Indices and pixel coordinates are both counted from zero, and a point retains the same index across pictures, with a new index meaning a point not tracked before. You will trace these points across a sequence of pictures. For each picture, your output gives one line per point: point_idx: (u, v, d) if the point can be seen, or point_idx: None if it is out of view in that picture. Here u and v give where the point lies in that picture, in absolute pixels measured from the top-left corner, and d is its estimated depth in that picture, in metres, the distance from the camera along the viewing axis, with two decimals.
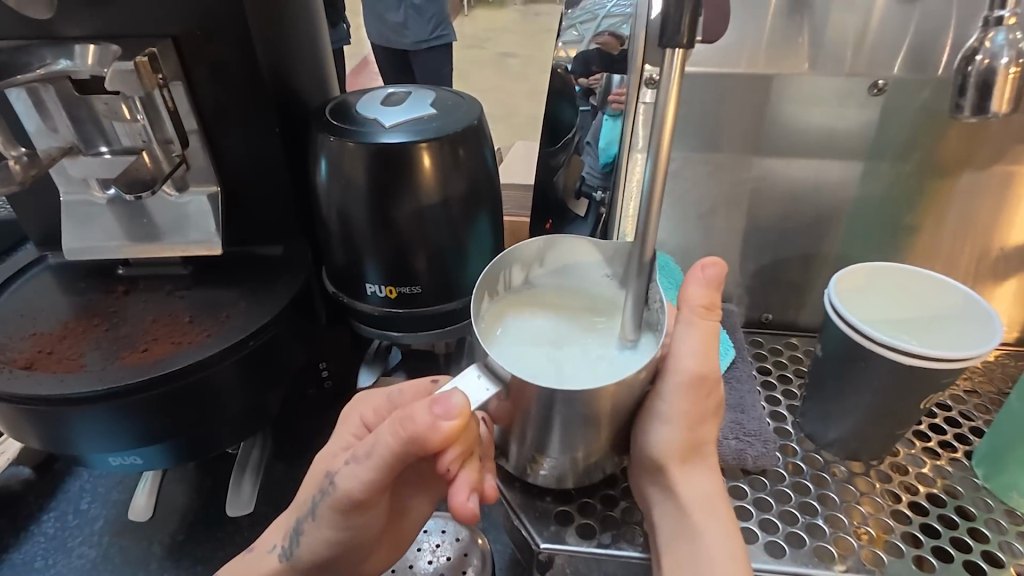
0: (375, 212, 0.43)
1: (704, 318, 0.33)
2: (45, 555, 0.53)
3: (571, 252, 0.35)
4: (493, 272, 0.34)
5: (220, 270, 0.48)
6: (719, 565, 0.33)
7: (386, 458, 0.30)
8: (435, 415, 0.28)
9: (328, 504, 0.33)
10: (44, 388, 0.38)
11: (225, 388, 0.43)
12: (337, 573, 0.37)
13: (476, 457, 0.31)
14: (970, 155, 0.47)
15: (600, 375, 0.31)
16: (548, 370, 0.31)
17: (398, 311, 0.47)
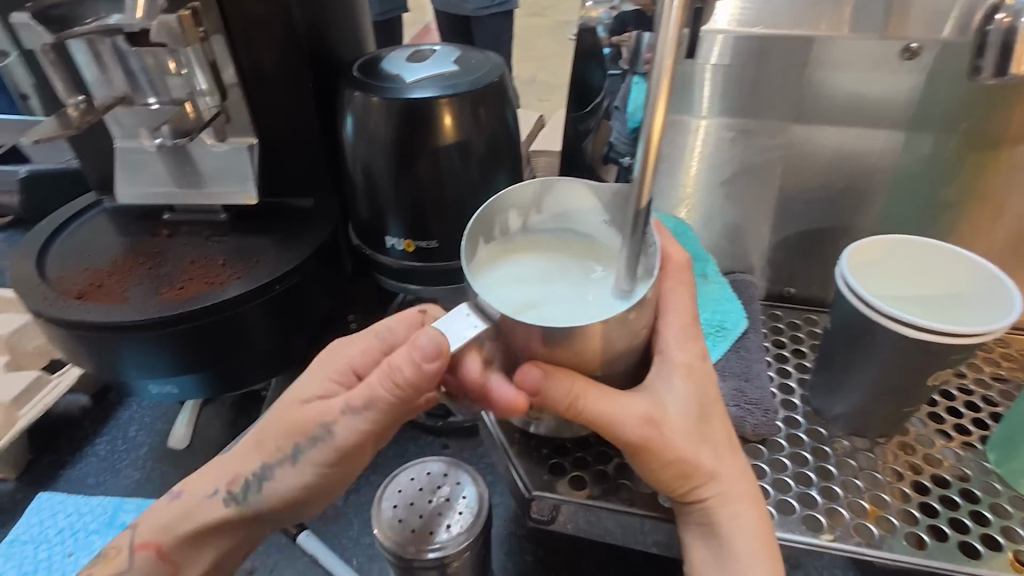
0: (397, 166, 0.44)
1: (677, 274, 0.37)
2: (96, 473, 0.58)
3: (571, 199, 0.36)
4: (490, 215, 0.35)
5: (255, 219, 0.51)
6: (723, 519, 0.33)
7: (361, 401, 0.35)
8: (415, 351, 0.31)
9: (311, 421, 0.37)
10: (93, 316, 0.42)
11: (253, 327, 0.46)
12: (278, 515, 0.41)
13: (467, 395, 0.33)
14: (1018, 126, 0.44)
15: (586, 315, 0.32)
16: (536, 313, 0.32)
17: (417, 265, 0.49)
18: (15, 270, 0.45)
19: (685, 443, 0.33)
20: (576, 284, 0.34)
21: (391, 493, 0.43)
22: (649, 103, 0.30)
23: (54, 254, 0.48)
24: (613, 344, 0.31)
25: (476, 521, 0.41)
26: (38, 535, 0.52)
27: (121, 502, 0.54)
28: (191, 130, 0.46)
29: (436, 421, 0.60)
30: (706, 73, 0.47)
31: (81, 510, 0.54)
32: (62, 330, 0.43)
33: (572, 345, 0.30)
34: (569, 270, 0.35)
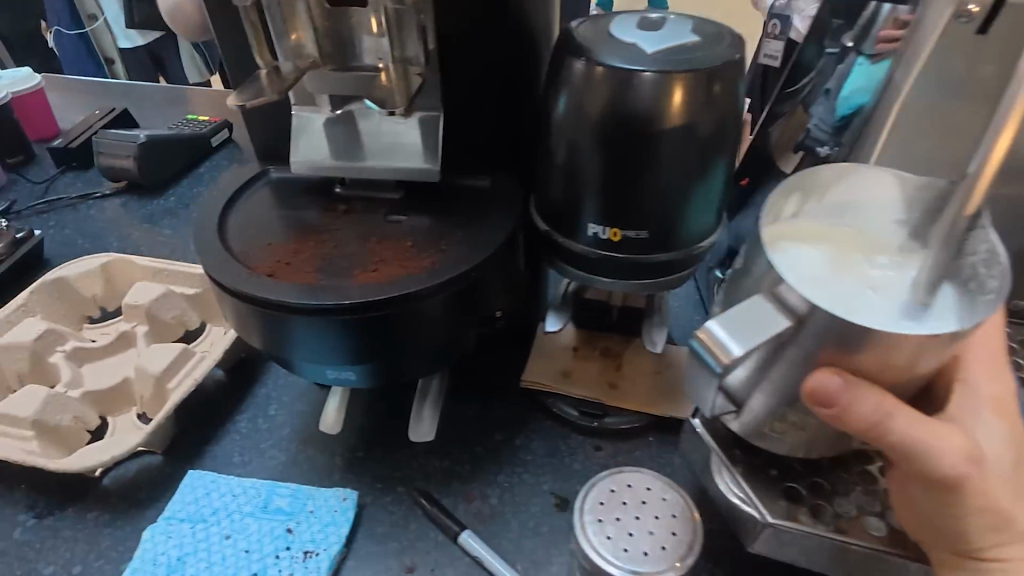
0: (614, 147, 0.40)
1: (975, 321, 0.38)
2: (241, 452, 0.57)
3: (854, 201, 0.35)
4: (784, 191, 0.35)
5: (433, 197, 0.48)
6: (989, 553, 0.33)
7: None
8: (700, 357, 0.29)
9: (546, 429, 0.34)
10: (288, 296, 0.39)
11: (445, 316, 0.42)
12: None
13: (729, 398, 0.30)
14: None
15: (886, 301, 0.30)
16: (831, 284, 0.31)
17: (615, 255, 0.45)
18: (198, 241, 0.43)
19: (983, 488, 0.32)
20: (872, 266, 0.32)
21: (593, 503, 0.40)
22: None
23: (233, 226, 0.46)
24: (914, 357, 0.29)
25: (693, 544, 0.38)
26: (195, 513, 0.51)
27: (275, 485, 0.52)
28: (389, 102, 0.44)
29: (591, 420, 0.57)
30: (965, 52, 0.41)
31: (235, 491, 0.52)
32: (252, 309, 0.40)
33: None
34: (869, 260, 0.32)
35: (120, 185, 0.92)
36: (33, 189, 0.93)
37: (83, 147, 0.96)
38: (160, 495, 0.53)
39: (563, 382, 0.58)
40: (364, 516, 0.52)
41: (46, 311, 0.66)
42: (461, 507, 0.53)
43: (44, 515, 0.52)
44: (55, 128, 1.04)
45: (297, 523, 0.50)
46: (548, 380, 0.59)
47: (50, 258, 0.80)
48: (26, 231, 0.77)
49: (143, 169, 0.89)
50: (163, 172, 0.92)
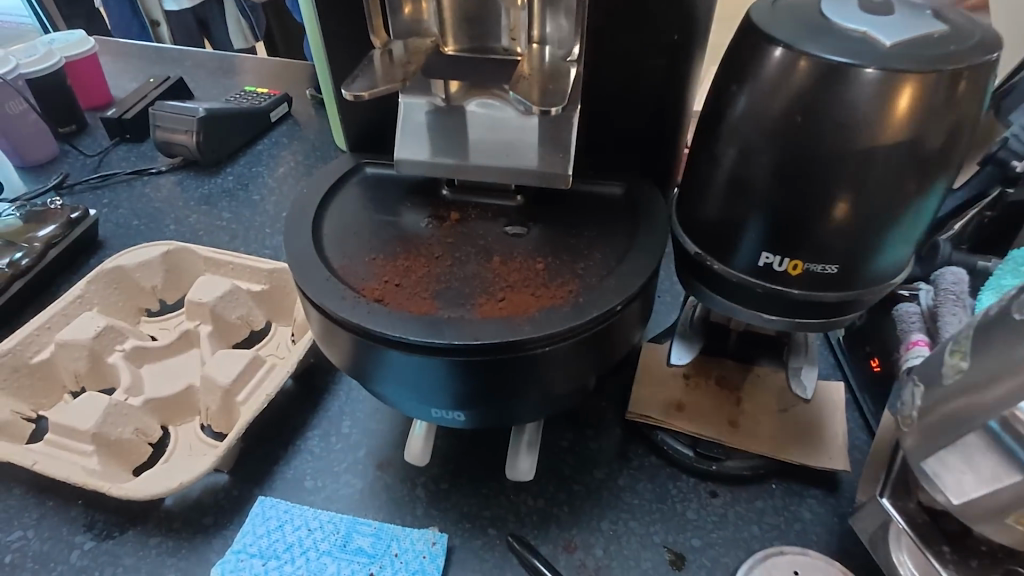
0: (806, 160, 0.33)
1: None
2: (314, 475, 0.51)
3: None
4: None
5: (559, 207, 0.41)
6: None
7: None
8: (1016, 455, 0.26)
9: None
10: (404, 331, 0.33)
11: (581, 358, 0.35)
12: None
13: None
14: None
15: None
16: None
17: (787, 290, 0.37)
18: (293, 255, 0.37)
19: None
20: None
21: None
22: None
23: (329, 235, 0.39)
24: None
25: None
26: (268, 548, 0.46)
27: (356, 522, 0.47)
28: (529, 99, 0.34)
29: (708, 464, 0.50)
30: None
31: (312, 525, 0.47)
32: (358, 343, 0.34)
33: None
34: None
35: (176, 162, 0.87)
36: (86, 162, 0.88)
37: (138, 118, 0.90)
38: (227, 522, 0.48)
39: (677, 417, 0.51)
40: (453, 563, 0.46)
41: (103, 303, 0.61)
42: (561, 558, 0.46)
43: (103, 538, 0.48)
44: (107, 95, 0.99)
45: (380, 568, 0.44)
46: (659, 414, 0.52)
47: (104, 240, 0.75)
48: (81, 211, 0.72)
49: (200, 145, 0.83)
50: (221, 149, 0.86)
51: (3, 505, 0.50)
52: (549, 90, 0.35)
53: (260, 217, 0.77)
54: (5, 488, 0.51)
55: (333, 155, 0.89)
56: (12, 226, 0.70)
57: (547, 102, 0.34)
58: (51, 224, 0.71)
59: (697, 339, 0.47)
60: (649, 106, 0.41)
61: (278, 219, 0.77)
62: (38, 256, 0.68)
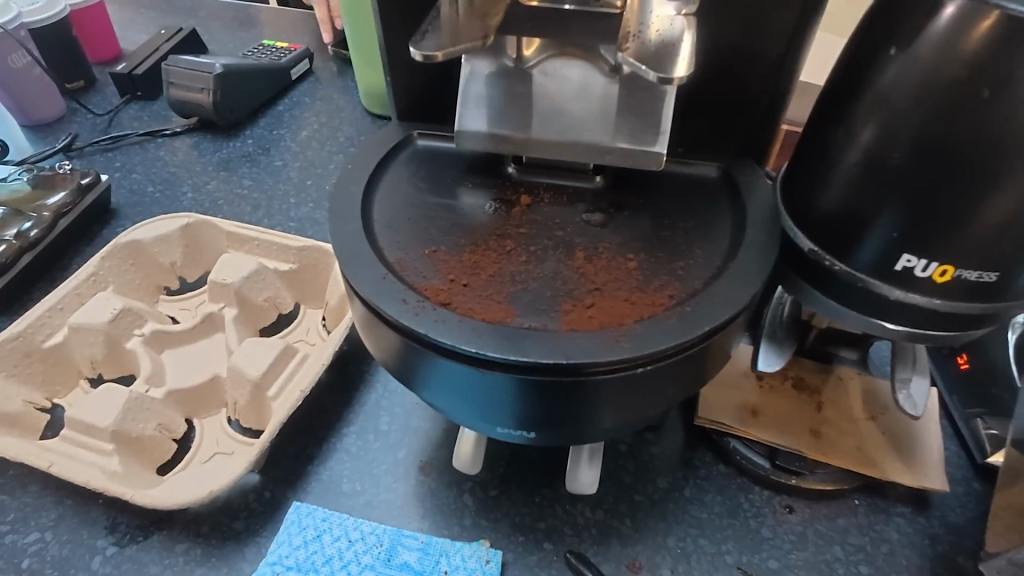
0: (976, 144, 0.27)
1: None
2: (352, 477, 0.47)
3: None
4: None
5: (647, 193, 0.35)
6: None
7: None
8: None
9: None
10: (480, 345, 0.27)
11: (682, 378, 0.30)
12: None
13: None
14: None
15: None
16: None
17: (925, 299, 0.31)
18: (340, 247, 0.31)
19: None
20: None
21: None
22: None
23: (380, 222, 0.34)
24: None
25: None
26: (305, 561, 0.42)
27: (400, 534, 0.43)
28: (645, 63, 0.27)
29: (786, 477, 0.45)
30: None
31: (352, 537, 0.43)
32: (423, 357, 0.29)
33: None
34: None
35: (192, 122, 0.80)
36: (96, 121, 0.82)
37: (150, 73, 0.84)
38: (260, 529, 0.45)
39: (753, 424, 0.46)
40: None
41: (119, 281, 0.56)
42: None
43: (126, 543, 0.44)
44: (116, 47, 0.92)
45: None
46: (733, 420, 0.47)
47: (118, 208, 0.69)
48: (92, 176, 0.67)
49: (218, 105, 0.77)
50: (240, 109, 0.80)
51: (19, 502, 0.46)
52: (662, 51, 0.28)
53: (284, 185, 0.72)
54: (21, 483, 0.47)
55: (360, 116, 0.82)
56: (18, 192, 0.64)
57: (664, 69, 0.27)
58: (61, 191, 0.65)
59: (788, 344, 0.41)
60: (758, 77, 0.35)
61: (303, 187, 0.71)
62: (47, 226, 0.63)
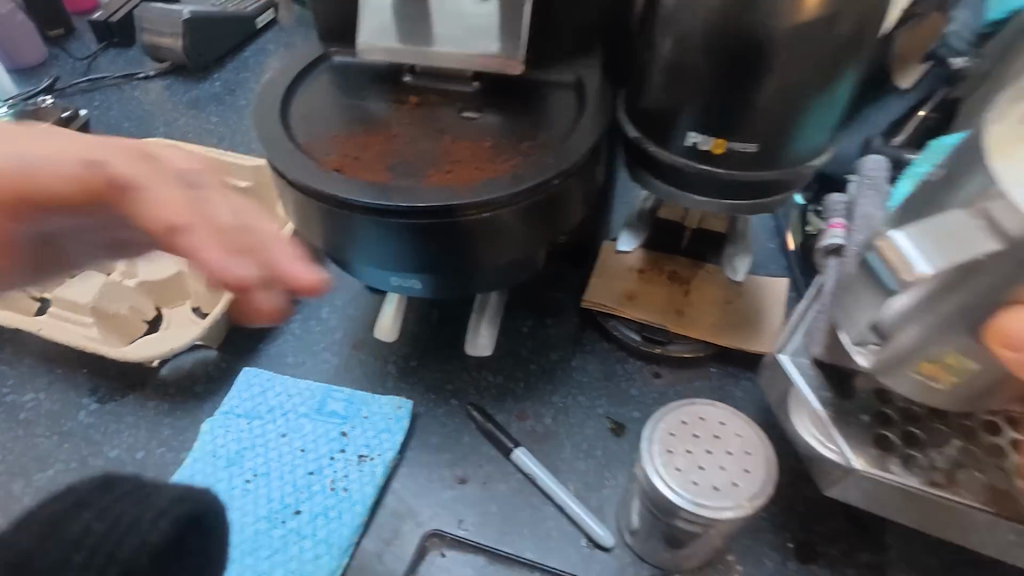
0: (734, 45, 0.36)
1: None
2: (295, 353, 0.57)
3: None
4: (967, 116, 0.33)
5: (513, 94, 0.43)
6: None
7: None
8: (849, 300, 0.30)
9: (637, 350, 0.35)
10: (358, 194, 0.36)
11: (522, 229, 0.39)
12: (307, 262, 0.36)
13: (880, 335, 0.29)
14: None
15: None
16: None
17: (716, 170, 0.41)
18: (260, 130, 0.40)
19: None
20: None
21: (660, 432, 0.39)
22: None
23: (296, 115, 0.42)
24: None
25: (766, 486, 0.36)
26: (252, 409, 0.51)
27: (330, 389, 0.52)
28: None
29: (653, 347, 0.55)
30: None
31: (290, 392, 0.52)
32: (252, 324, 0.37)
33: None
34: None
35: (164, 65, 0.88)
36: (76, 64, 0.89)
37: (124, 20, 0.90)
38: (217, 390, 0.54)
39: (628, 306, 0.56)
40: (417, 426, 0.52)
41: None
42: (514, 425, 0.52)
43: (106, 400, 0.53)
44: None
45: (350, 428, 0.50)
46: (612, 302, 0.56)
47: (97, 140, 0.77)
48: (72, 110, 0.75)
49: (187, 48, 0.85)
50: (208, 52, 0.87)
51: (16, 371, 0.55)
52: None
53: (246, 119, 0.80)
54: (18, 357, 0.56)
55: None
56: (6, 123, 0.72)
57: None
58: (44, 122, 0.73)
59: None
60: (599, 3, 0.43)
61: None
62: None
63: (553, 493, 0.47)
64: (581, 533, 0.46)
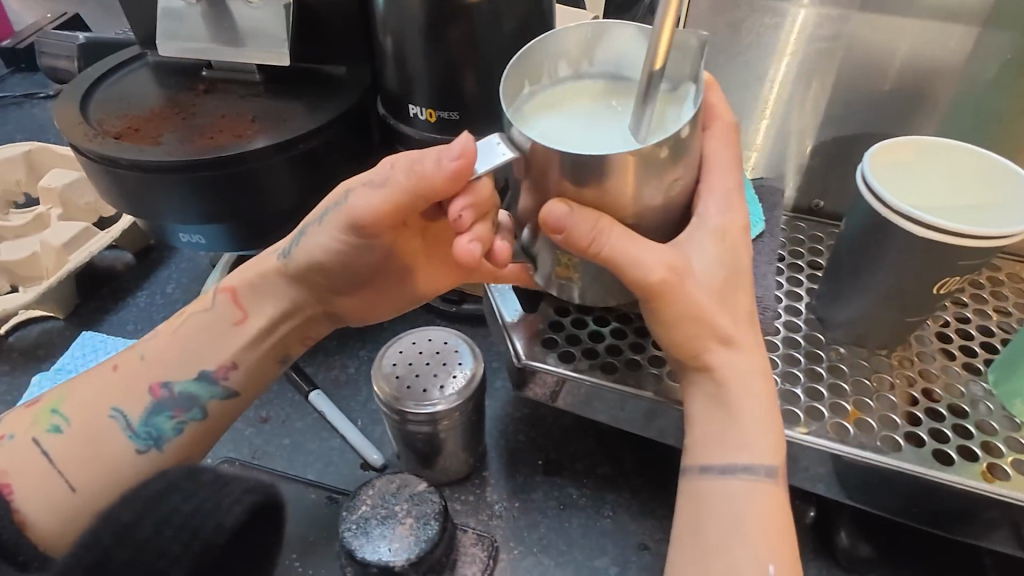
0: (428, 34, 0.44)
1: (728, 162, 0.36)
2: (135, 321, 0.63)
3: (623, 40, 0.35)
4: (533, 58, 0.34)
5: (288, 82, 0.52)
6: (751, 422, 0.35)
7: (397, 184, 0.36)
8: (442, 158, 0.34)
9: (338, 213, 0.39)
10: (127, 153, 0.45)
11: (277, 179, 0.48)
12: (344, 299, 0.44)
13: (490, 219, 0.35)
14: None
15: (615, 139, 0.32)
16: (558, 139, 0.32)
17: (436, 136, 0.48)
18: (59, 112, 0.48)
19: (704, 298, 0.35)
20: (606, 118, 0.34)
21: (392, 352, 0.47)
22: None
23: (98, 100, 0.50)
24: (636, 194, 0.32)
25: (465, 388, 0.45)
26: (82, 365, 0.58)
27: None
28: None
29: (450, 305, 0.59)
30: None
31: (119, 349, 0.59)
32: (218, 388, 0.42)
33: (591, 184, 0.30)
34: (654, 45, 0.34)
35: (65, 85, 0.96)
36: None
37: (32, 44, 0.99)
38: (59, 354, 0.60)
39: None
40: None
41: None
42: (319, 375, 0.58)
43: None
44: (10, 27, 1.07)
45: None
46: None
47: None
48: None
49: (81, 69, 0.91)
50: None
51: None
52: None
53: None
54: None
55: None
56: None
57: None
58: None
59: None
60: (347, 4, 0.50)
61: None
62: None
63: (338, 424, 0.53)
64: (359, 457, 0.52)
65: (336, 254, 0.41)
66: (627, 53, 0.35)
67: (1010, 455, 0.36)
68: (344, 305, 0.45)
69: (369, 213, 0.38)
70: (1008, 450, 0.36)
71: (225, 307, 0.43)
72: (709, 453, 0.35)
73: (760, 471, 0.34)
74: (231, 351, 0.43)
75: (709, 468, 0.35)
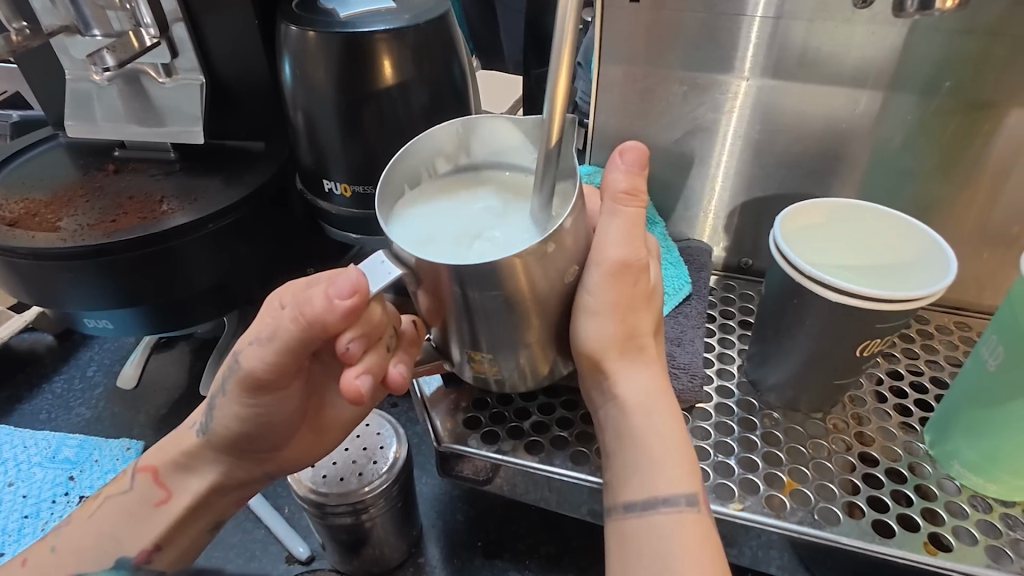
0: (340, 107, 0.44)
1: (626, 203, 0.34)
2: (50, 409, 0.59)
3: (494, 133, 0.34)
4: (411, 162, 0.33)
5: (204, 159, 0.51)
6: (654, 466, 0.33)
7: (289, 341, 0.33)
8: (331, 297, 0.30)
9: (235, 381, 0.36)
10: (20, 241, 0.42)
11: (189, 259, 0.46)
12: (259, 456, 0.40)
13: (382, 344, 0.33)
14: (1007, 86, 0.39)
15: (511, 236, 0.31)
16: (453, 247, 0.31)
17: (353, 210, 0.48)
18: None
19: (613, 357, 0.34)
20: (501, 212, 0.33)
21: None
22: (555, 47, 0.29)
23: None
24: (540, 277, 0.30)
25: (386, 472, 0.42)
26: None
27: (66, 437, 0.55)
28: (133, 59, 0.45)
29: None
30: (650, 17, 0.42)
31: (26, 443, 0.55)
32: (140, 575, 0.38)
33: (491, 275, 0.29)
34: (530, 132, 0.34)
35: None
36: None
37: None
38: None
39: None
40: None
41: None
42: None
43: None
44: None
45: (79, 471, 0.53)
46: None
47: None
48: None
49: None
50: None
51: None
52: (159, 51, 0.47)
53: None
54: None
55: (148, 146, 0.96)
56: None
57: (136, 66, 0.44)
58: None
59: None
60: (262, 81, 0.50)
61: None
62: None
63: (261, 515, 0.49)
64: (284, 550, 0.48)
65: (248, 425, 0.38)
66: (503, 145, 0.35)
67: (952, 522, 0.34)
68: (273, 460, 0.41)
69: (271, 368, 0.35)
70: (949, 517, 0.35)
71: (146, 487, 0.40)
72: (625, 492, 0.33)
73: (678, 501, 0.32)
74: (153, 532, 0.39)
75: (629, 508, 0.33)
